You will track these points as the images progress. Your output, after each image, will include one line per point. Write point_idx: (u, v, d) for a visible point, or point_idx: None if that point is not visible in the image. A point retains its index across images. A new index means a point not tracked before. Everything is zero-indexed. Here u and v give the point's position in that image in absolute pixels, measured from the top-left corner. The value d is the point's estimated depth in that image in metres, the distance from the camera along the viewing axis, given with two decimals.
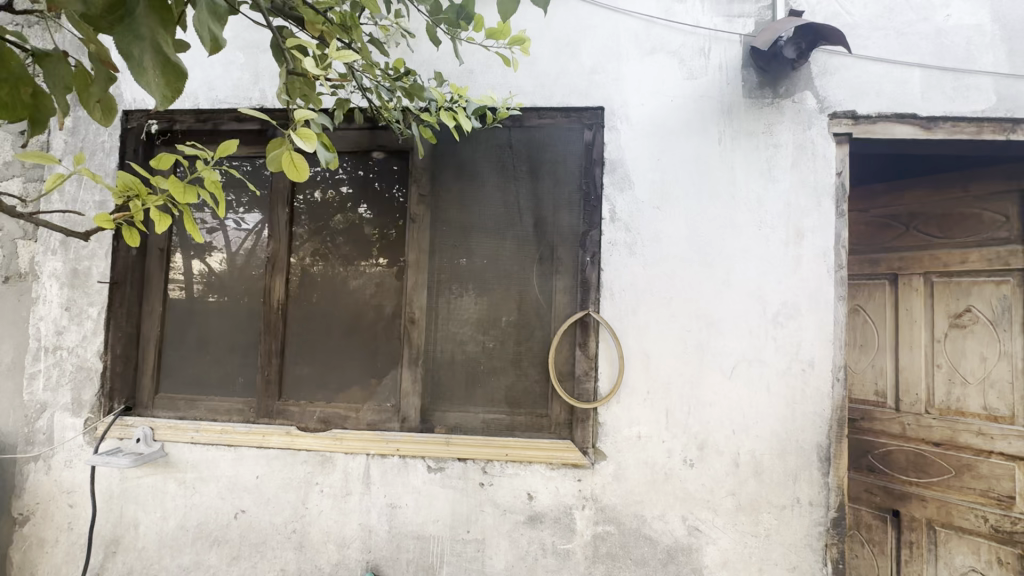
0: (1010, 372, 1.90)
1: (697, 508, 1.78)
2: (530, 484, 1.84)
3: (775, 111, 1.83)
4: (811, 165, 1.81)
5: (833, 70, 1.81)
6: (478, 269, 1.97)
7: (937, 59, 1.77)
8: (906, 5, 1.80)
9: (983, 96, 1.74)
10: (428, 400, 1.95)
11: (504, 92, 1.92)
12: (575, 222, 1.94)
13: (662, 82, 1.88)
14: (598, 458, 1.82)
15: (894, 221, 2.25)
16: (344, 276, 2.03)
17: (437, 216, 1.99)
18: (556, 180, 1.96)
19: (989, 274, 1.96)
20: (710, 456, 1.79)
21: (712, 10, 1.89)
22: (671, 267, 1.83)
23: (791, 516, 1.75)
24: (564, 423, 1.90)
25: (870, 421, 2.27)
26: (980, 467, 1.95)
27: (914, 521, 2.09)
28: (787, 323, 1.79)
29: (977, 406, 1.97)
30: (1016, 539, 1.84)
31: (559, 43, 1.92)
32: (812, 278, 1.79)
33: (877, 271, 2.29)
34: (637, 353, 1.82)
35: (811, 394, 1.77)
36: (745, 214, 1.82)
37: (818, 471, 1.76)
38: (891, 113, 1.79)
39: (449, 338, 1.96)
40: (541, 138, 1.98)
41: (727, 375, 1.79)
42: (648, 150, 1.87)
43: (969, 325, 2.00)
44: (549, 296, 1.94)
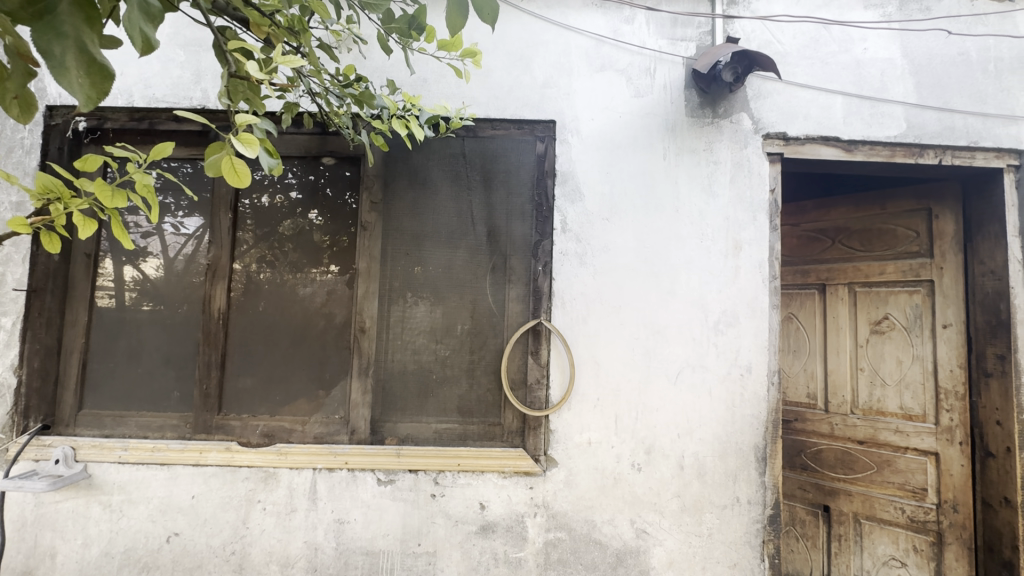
0: (922, 373, 2.08)
1: (645, 512, 1.83)
2: (482, 493, 1.83)
3: (714, 130, 1.94)
4: (747, 182, 1.93)
5: (766, 94, 1.94)
6: (431, 277, 1.96)
7: (856, 88, 1.94)
8: (830, 38, 1.96)
9: (895, 123, 1.92)
10: (378, 412, 1.91)
11: (458, 102, 1.93)
12: (528, 232, 1.96)
13: (611, 99, 1.96)
14: (550, 465, 1.84)
15: (821, 235, 2.42)
16: (291, 284, 1.96)
17: (390, 224, 1.97)
18: (509, 190, 1.98)
19: (902, 284, 2.16)
20: (657, 460, 1.85)
21: (657, 32, 1.99)
22: (620, 276, 1.89)
23: (732, 515, 1.84)
24: (516, 431, 1.91)
25: (802, 422, 2.40)
26: (897, 462, 2.12)
27: (841, 514, 2.24)
28: (726, 330, 1.89)
29: (895, 405, 2.14)
30: (928, 527, 2.02)
31: (512, 56, 1.96)
32: (749, 287, 1.90)
33: (807, 281, 2.44)
34: (587, 360, 1.86)
35: (748, 397, 1.87)
36: (688, 227, 1.91)
37: (756, 470, 1.85)
38: (817, 135, 1.93)
39: (401, 347, 1.93)
40: (494, 148, 1.99)
41: (672, 381, 1.87)
42: (598, 164, 1.93)
43: (887, 331, 2.18)
44: (502, 305, 1.95)
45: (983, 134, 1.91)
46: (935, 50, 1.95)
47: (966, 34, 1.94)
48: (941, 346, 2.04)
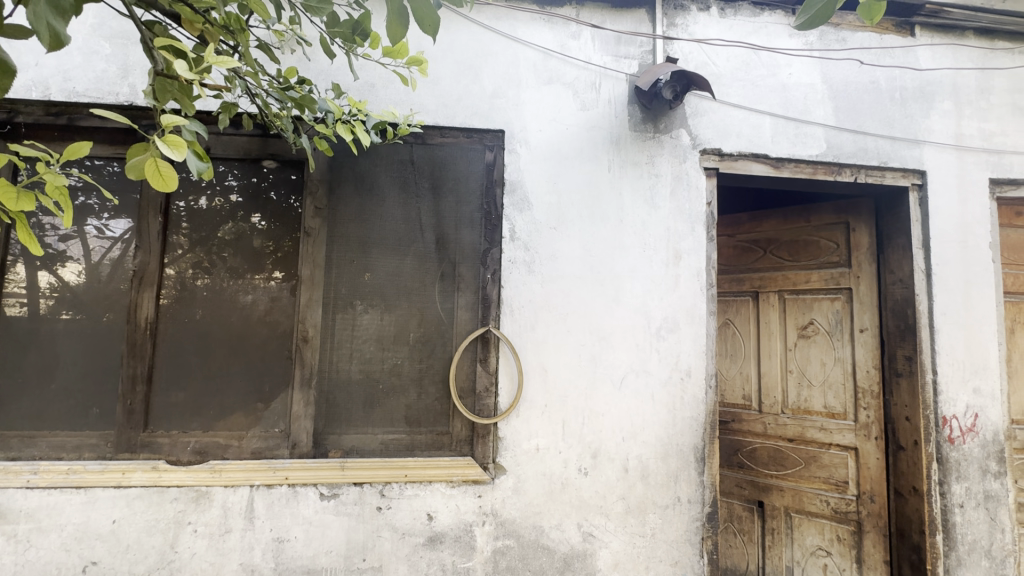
0: (843, 374, 2.25)
1: (592, 515, 1.87)
2: (430, 504, 1.81)
3: (655, 144, 2.03)
4: (686, 195, 2.03)
5: (703, 112, 2.05)
6: (379, 284, 1.92)
7: (782, 110, 2.08)
8: (759, 62, 2.10)
9: (817, 143, 2.08)
10: (321, 424, 1.85)
11: (406, 109, 1.93)
12: (476, 240, 1.97)
13: (558, 111, 2.01)
14: (498, 472, 1.85)
15: (754, 245, 2.56)
16: (230, 291, 1.87)
17: (335, 230, 1.92)
18: (458, 198, 1.98)
19: (825, 292, 2.32)
20: (603, 464, 1.89)
21: (602, 49, 2.06)
22: (567, 284, 1.93)
23: (673, 514, 1.91)
24: (464, 439, 1.89)
25: (738, 422, 2.52)
26: (822, 457, 2.27)
27: (774, 509, 2.37)
28: (667, 336, 1.97)
29: (820, 405, 2.30)
30: (850, 517, 2.18)
31: (461, 65, 1.97)
32: (688, 294, 1.99)
33: (742, 289, 2.57)
34: (535, 367, 1.89)
35: (688, 400, 1.95)
36: (632, 236, 1.98)
37: (695, 470, 1.93)
38: (749, 152, 2.06)
39: (347, 357, 1.88)
40: (443, 155, 1.99)
41: (617, 386, 1.92)
42: (546, 174, 1.97)
43: (812, 335, 2.34)
44: (451, 313, 1.94)
45: (891, 155, 2.11)
46: (850, 78, 2.13)
47: (876, 65, 2.14)
48: (859, 348, 2.22)
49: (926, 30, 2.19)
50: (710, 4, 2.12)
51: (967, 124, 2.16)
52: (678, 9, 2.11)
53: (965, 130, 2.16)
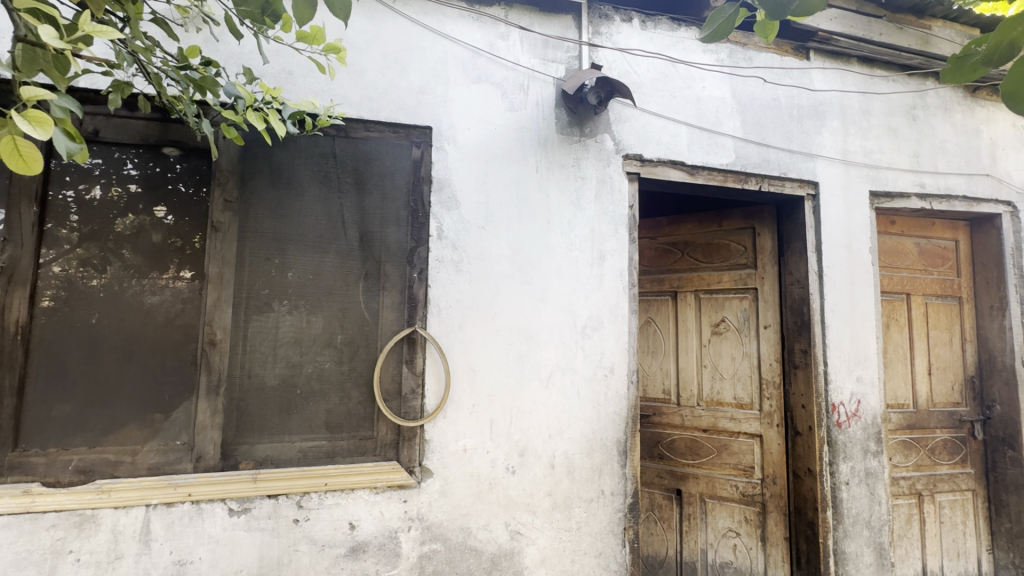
0: (750, 367, 2.44)
1: (519, 513, 1.88)
2: (352, 512, 1.74)
3: (581, 147, 2.08)
4: (610, 198, 2.10)
5: (626, 119, 2.14)
6: (297, 283, 1.82)
7: (697, 120, 2.22)
8: (676, 74, 2.22)
9: (727, 153, 2.24)
10: (231, 434, 1.71)
11: (326, 99, 1.84)
12: (402, 238, 1.91)
13: (486, 110, 2.00)
14: (425, 476, 1.81)
15: (673, 247, 2.69)
16: (126, 291, 1.68)
17: (247, 225, 1.79)
18: (384, 194, 1.91)
19: (735, 292, 2.50)
20: (530, 461, 1.91)
21: (530, 51, 2.08)
22: (495, 284, 1.93)
23: (597, 507, 1.96)
24: (389, 443, 1.83)
25: (659, 415, 2.63)
26: (732, 445, 2.44)
27: (691, 496, 2.51)
28: (592, 335, 2.02)
29: (730, 396, 2.47)
30: (755, 499, 2.36)
31: (387, 58, 1.92)
32: (612, 293, 2.06)
33: (663, 288, 2.69)
34: (462, 368, 1.87)
35: (612, 396, 2.02)
36: (558, 237, 2.02)
37: (618, 463, 2.00)
38: (667, 159, 2.17)
39: (261, 361, 1.76)
40: (367, 150, 1.91)
41: (544, 384, 1.95)
42: (474, 173, 1.96)
43: (724, 332, 2.51)
44: (376, 313, 1.87)
45: (790, 166, 2.31)
46: (756, 94, 2.31)
47: (777, 84, 2.34)
48: (763, 343, 2.41)
49: (819, 55, 2.42)
50: (632, 15, 2.22)
51: (851, 141, 2.41)
52: (602, 18, 2.18)
53: (850, 146, 2.41)
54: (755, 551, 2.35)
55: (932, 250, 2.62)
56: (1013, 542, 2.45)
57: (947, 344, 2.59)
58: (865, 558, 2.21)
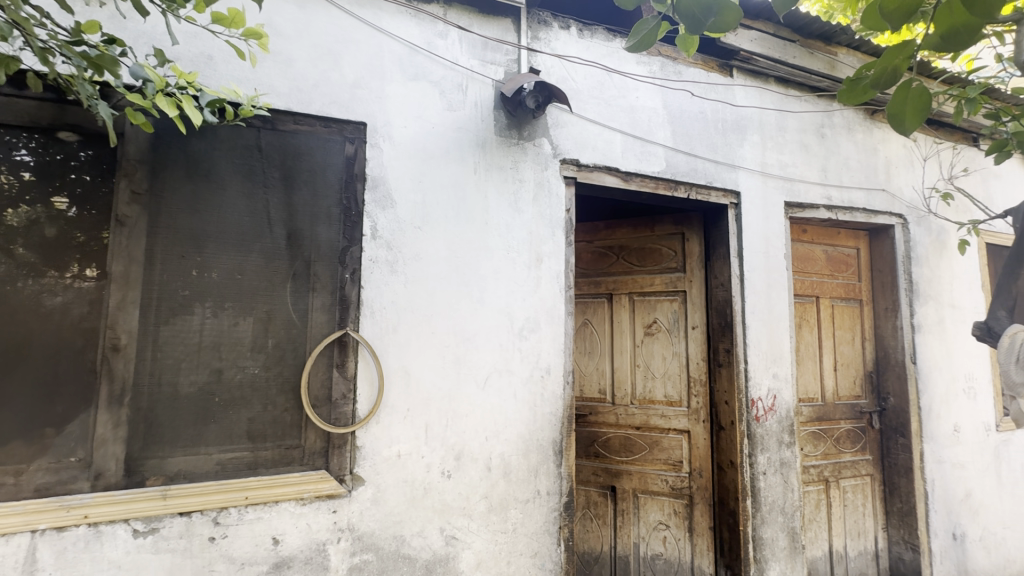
0: (679, 366, 2.55)
1: (454, 518, 1.86)
2: (276, 526, 1.65)
3: (519, 150, 2.10)
4: (547, 201, 2.13)
5: (563, 124, 2.18)
6: (216, 284, 1.69)
7: (630, 129, 2.30)
8: (612, 83, 2.30)
9: (658, 161, 2.34)
10: (137, 447, 1.57)
11: (250, 88, 1.74)
12: (334, 237, 1.83)
13: (423, 109, 1.97)
14: (356, 484, 1.74)
15: (608, 251, 2.76)
16: (10, 291, 1.49)
17: (158, 220, 1.65)
18: (314, 190, 1.83)
19: (666, 294, 2.61)
20: (466, 465, 1.89)
21: (469, 52, 2.07)
22: (431, 285, 1.90)
23: (533, 508, 1.98)
24: (318, 452, 1.75)
25: (594, 415, 2.69)
26: (663, 441, 2.54)
27: (624, 492, 2.59)
28: (529, 336, 2.04)
29: (661, 394, 2.57)
30: (684, 491, 2.48)
31: (318, 49, 1.84)
32: (549, 295, 2.09)
33: (599, 291, 2.75)
34: (397, 371, 1.83)
35: (548, 397, 2.05)
36: (496, 239, 2.02)
37: (554, 463, 2.03)
38: (603, 165, 2.23)
39: (173, 367, 1.62)
40: (296, 144, 1.82)
41: (480, 387, 1.94)
42: (410, 172, 1.92)
43: (656, 332, 2.61)
44: (304, 315, 1.78)
45: (715, 176, 2.45)
46: (684, 106, 2.43)
47: (704, 97, 2.48)
48: (691, 343, 2.54)
49: (741, 73, 2.59)
50: (570, 24, 2.27)
51: (769, 155, 2.60)
52: (540, 24, 2.21)
53: (768, 159, 2.59)
54: (683, 542, 2.47)
55: (838, 257, 2.87)
56: (903, 520, 2.73)
57: (850, 343, 2.84)
58: (780, 543, 2.38)
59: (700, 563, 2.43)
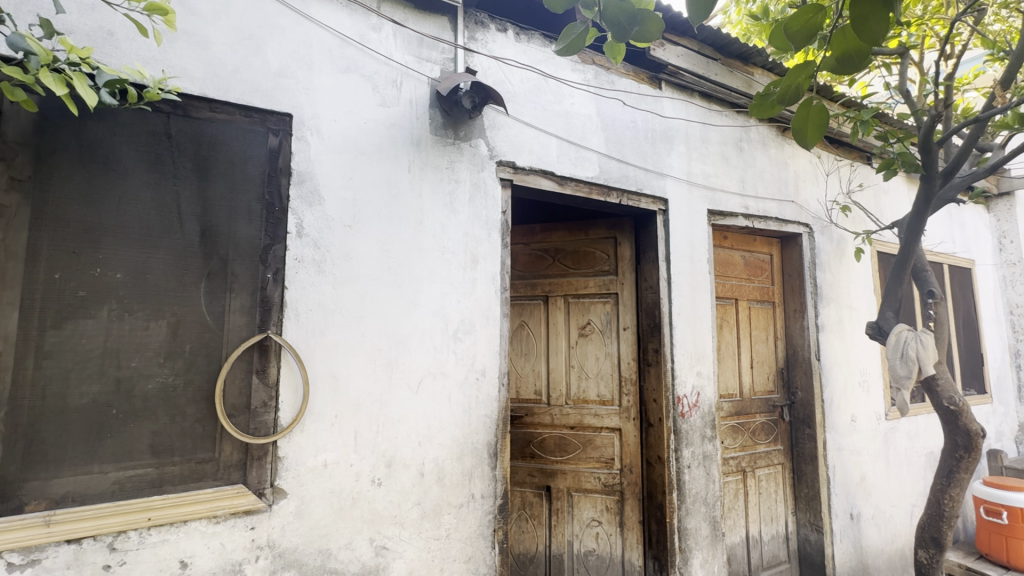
0: (611, 366, 2.64)
1: (385, 527, 1.80)
2: (184, 548, 1.51)
3: (455, 150, 2.07)
4: (483, 202, 2.12)
5: (500, 126, 2.18)
6: (115, 283, 1.52)
7: (565, 134, 2.35)
8: (547, 89, 2.33)
9: (592, 167, 2.40)
10: (13, 469, 1.37)
11: (158, 70, 1.59)
12: (254, 234, 1.71)
13: (355, 103, 1.89)
14: (277, 497, 1.64)
15: (545, 253, 2.79)
16: None
17: (44, 212, 1.46)
18: (231, 183, 1.70)
19: (599, 296, 2.69)
20: (397, 472, 1.84)
21: (403, 47, 2.02)
22: (362, 286, 1.83)
23: (467, 512, 1.95)
24: (234, 464, 1.62)
25: (530, 416, 2.71)
26: (596, 439, 2.61)
27: (559, 491, 2.63)
28: (464, 338, 2.02)
29: (594, 394, 2.64)
30: (615, 487, 2.56)
31: (238, 33, 1.72)
32: (484, 297, 2.08)
33: (535, 293, 2.78)
34: (324, 375, 1.74)
35: (483, 399, 2.03)
36: (431, 240, 1.99)
37: (488, 466, 2.02)
38: (538, 168, 2.25)
39: (61, 377, 1.44)
40: (212, 133, 1.68)
41: (413, 391, 1.89)
42: (340, 168, 1.84)
43: (589, 333, 2.68)
44: (220, 317, 1.65)
45: (645, 183, 2.55)
46: (617, 115, 2.52)
47: (635, 107, 2.58)
48: (622, 343, 2.63)
49: (669, 86, 2.72)
50: (507, 27, 2.28)
51: (694, 165, 2.75)
52: (477, 25, 2.21)
53: (693, 169, 2.74)
54: (614, 537, 2.55)
55: (754, 262, 3.09)
56: (809, 504, 2.97)
57: (764, 342, 3.07)
58: (703, 532, 2.51)
59: (630, 556, 2.52)
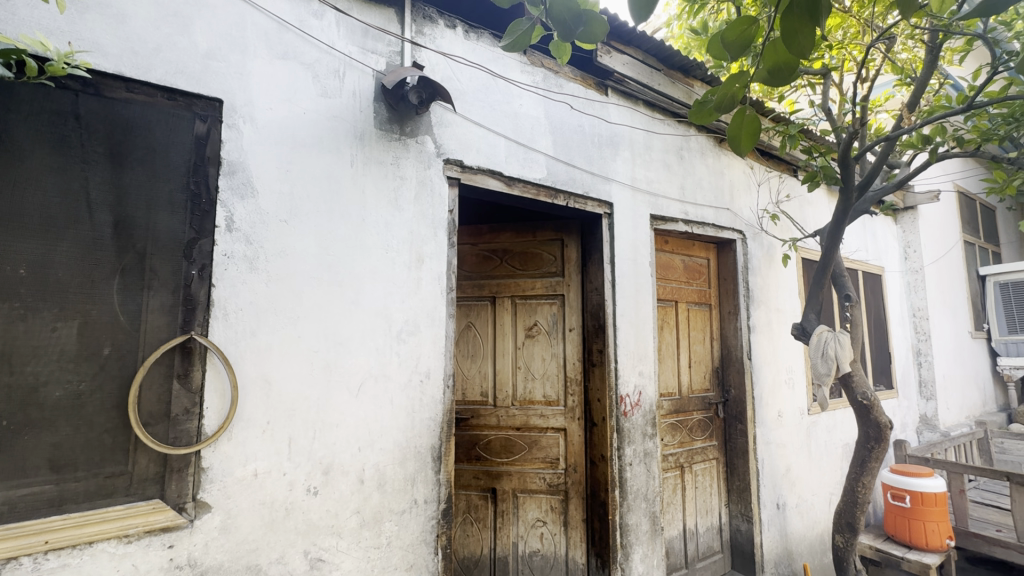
0: (557, 366, 2.66)
1: (321, 538, 1.71)
2: (89, 573, 1.37)
3: (401, 146, 2.02)
4: (430, 201, 2.08)
5: (447, 124, 2.15)
6: (7, 278, 1.35)
7: (513, 134, 2.35)
8: (496, 89, 2.32)
9: (540, 169, 2.41)
10: None
11: (63, 42, 1.44)
12: (177, 226, 1.58)
13: (293, 92, 1.80)
14: (200, 512, 1.52)
15: (492, 254, 2.77)
16: None
17: None
18: (151, 171, 1.56)
19: (546, 297, 2.71)
20: (335, 479, 1.75)
21: (347, 37, 1.95)
22: (298, 285, 1.74)
23: (409, 518, 1.90)
24: (151, 478, 1.48)
25: (476, 418, 2.68)
26: (542, 440, 2.63)
27: (504, 493, 2.61)
28: (408, 339, 1.96)
29: (540, 394, 2.66)
30: (559, 487, 2.59)
31: (162, 9, 1.58)
32: (429, 297, 2.03)
33: (482, 293, 2.75)
34: (255, 379, 1.63)
35: (427, 402, 1.98)
36: (374, 237, 1.92)
37: (432, 470, 1.97)
38: (486, 168, 2.24)
39: None
40: (130, 116, 1.54)
41: (353, 394, 1.81)
42: (276, 159, 1.74)
43: (536, 334, 2.69)
44: (136, 317, 1.51)
45: (592, 187, 2.60)
46: (564, 118, 2.55)
47: (582, 111, 2.62)
48: (568, 344, 2.66)
49: (615, 93, 2.80)
50: (456, 23, 2.25)
51: (638, 171, 2.83)
52: (426, 19, 2.16)
53: (637, 175, 2.82)
54: (558, 536, 2.57)
55: (693, 266, 3.23)
56: (740, 496, 3.13)
57: (701, 342, 3.21)
58: (643, 527, 2.58)
59: (574, 554, 2.55)
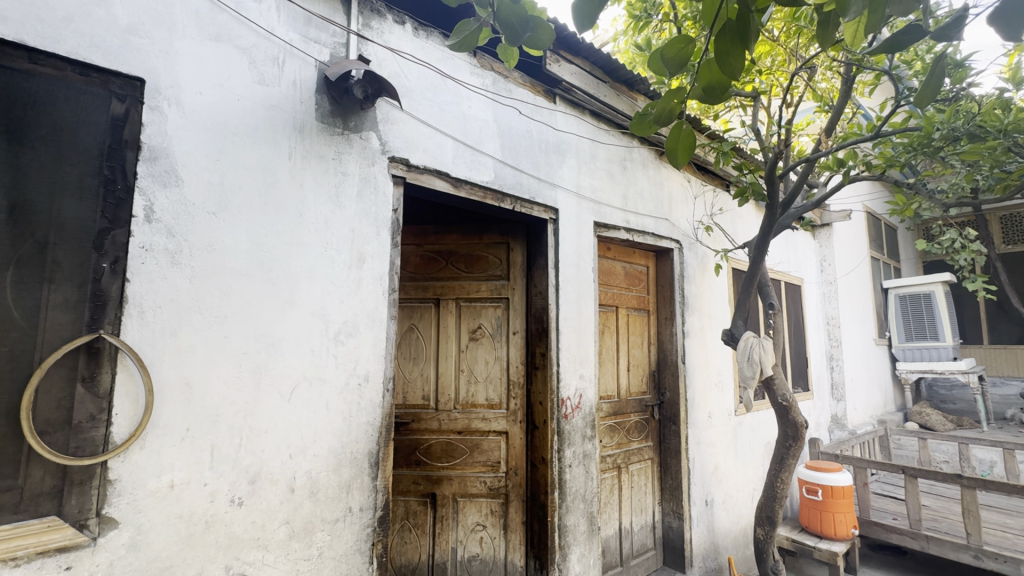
0: (500, 370, 2.67)
1: (244, 552, 1.61)
2: None
3: (344, 140, 1.95)
4: (373, 199, 2.02)
5: (393, 121, 2.10)
6: None
7: (461, 136, 2.33)
8: (445, 89, 2.30)
9: (487, 172, 2.41)
10: None
11: None
12: (86, 214, 1.44)
13: (226, 77, 1.69)
14: (105, 528, 1.38)
15: (437, 256, 2.74)
16: None
17: None
18: (56, 153, 1.41)
19: (490, 300, 2.70)
20: (262, 489, 1.66)
21: (288, 24, 1.86)
22: (227, 282, 1.63)
23: (342, 528, 1.82)
24: (46, 492, 1.34)
25: (417, 422, 2.62)
26: (483, 443, 2.62)
27: (444, 498, 2.58)
28: (346, 341, 1.89)
29: (483, 397, 2.65)
30: (500, 490, 2.59)
31: None
32: (370, 298, 1.97)
33: (426, 296, 2.71)
34: (174, 383, 1.51)
35: (365, 406, 1.92)
36: (312, 234, 1.84)
37: (368, 476, 1.91)
38: (432, 168, 2.20)
39: None
40: (32, 90, 1.38)
41: (285, 398, 1.72)
42: (205, 147, 1.62)
43: (480, 337, 2.68)
44: (34, 314, 1.36)
45: (538, 192, 2.63)
46: (513, 123, 2.57)
47: (530, 117, 2.65)
48: (511, 348, 2.67)
49: (562, 101, 2.85)
50: (405, 20, 2.21)
51: (583, 179, 2.90)
52: (373, 13, 2.10)
53: (582, 182, 2.89)
54: (498, 540, 2.57)
55: (633, 273, 3.35)
56: (673, 494, 3.27)
57: (639, 346, 3.33)
58: (581, 527, 2.63)
59: (513, 557, 2.55)
